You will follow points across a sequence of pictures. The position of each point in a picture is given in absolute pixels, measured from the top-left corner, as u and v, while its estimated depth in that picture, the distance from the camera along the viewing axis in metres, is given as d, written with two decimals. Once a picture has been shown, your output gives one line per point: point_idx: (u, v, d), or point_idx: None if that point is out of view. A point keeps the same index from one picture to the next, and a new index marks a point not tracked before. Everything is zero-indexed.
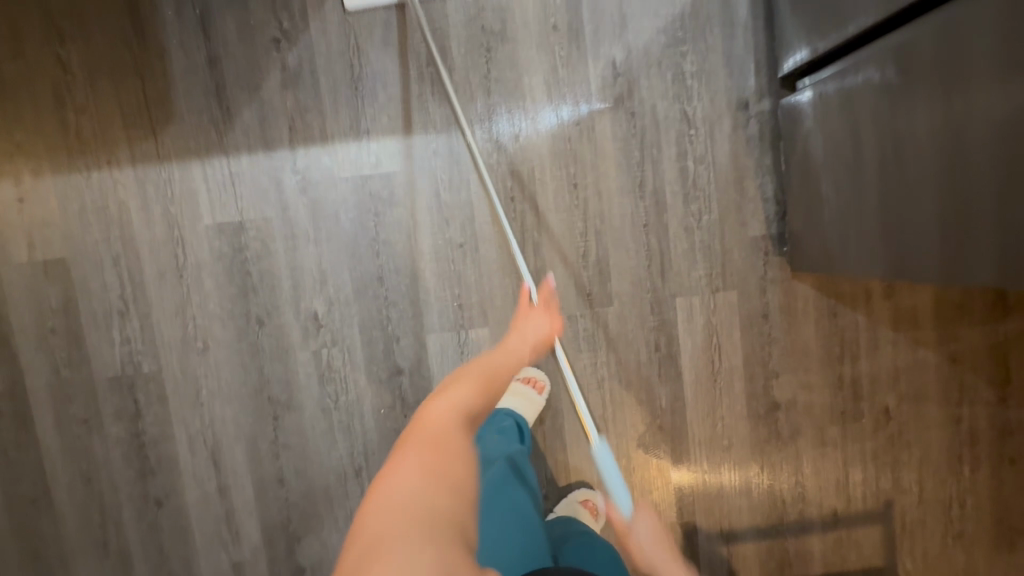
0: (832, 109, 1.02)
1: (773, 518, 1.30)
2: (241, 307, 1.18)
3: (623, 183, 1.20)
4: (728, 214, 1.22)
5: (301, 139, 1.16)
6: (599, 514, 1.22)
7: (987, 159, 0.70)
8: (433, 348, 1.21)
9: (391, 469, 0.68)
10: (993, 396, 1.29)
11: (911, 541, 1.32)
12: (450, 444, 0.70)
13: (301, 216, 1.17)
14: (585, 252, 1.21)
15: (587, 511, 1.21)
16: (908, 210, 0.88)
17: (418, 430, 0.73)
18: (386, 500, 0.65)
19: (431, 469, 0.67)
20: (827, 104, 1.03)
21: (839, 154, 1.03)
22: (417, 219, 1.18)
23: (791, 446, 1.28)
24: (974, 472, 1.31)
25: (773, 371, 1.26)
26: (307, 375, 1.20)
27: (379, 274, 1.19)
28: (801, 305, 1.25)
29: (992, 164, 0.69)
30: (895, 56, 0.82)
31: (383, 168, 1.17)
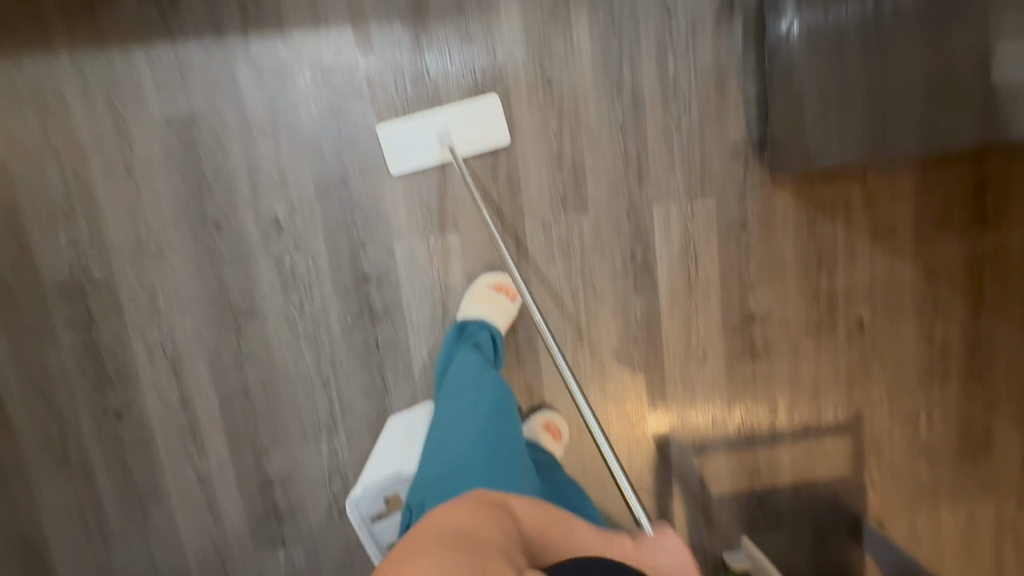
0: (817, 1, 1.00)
1: (746, 430, 1.31)
2: (197, 209, 1.12)
3: (600, 81, 1.15)
4: (708, 117, 1.18)
5: (255, 26, 1.08)
6: (559, 436, 1.22)
7: (967, 48, 0.81)
8: (401, 255, 1.16)
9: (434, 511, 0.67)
10: (966, 310, 1.29)
11: (877, 453, 1.35)
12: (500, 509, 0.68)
13: (258, 111, 1.10)
14: (559, 156, 1.16)
15: (548, 435, 1.20)
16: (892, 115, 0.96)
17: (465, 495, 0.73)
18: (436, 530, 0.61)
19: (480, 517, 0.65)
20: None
21: None
22: (383, 118, 1.12)
23: (765, 359, 1.28)
24: (943, 385, 1.32)
25: (749, 282, 1.24)
26: (269, 282, 1.15)
27: (343, 175, 1.13)
28: (779, 214, 1.22)
29: (974, 50, 0.80)
30: None
31: (345, 59, 1.10)
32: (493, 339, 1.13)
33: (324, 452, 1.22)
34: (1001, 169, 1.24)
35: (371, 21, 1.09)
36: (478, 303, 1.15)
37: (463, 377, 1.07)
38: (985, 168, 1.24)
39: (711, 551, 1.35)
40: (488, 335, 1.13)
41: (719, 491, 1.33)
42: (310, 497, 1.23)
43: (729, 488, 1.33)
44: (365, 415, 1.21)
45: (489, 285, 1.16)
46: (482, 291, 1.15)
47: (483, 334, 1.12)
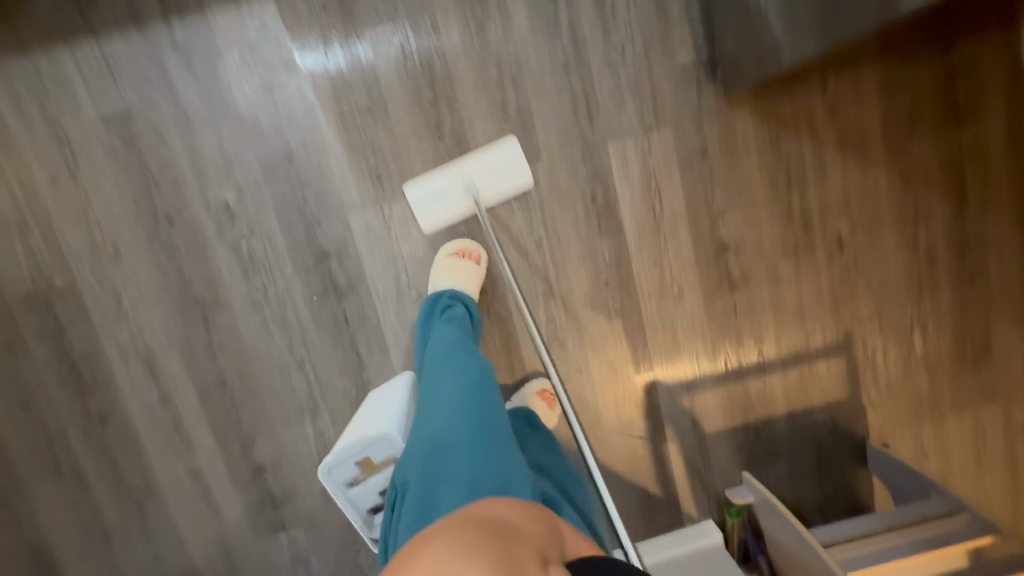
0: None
1: (733, 363, 1.28)
2: (146, 205, 1.11)
3: (536, 20, 1.10)
4: (653, 43, 1.13)
5: (175, 9, 1.05)
6: (554, 405, 1.21)
7: None
8: (357, 227, 1.15)
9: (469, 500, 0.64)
10: (950, 212, 1.24)
11: (873, 371, 1.31)
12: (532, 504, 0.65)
13: (191, 96, 1.08)
14: (503, 104, 1.13)
15: (542, 402, 1.20)
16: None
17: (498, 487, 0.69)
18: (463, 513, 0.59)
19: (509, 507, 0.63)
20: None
21: None
22: (318, 88, 1.09)
23: (744, 289, 1.24)
24: (934, 293, 1.28)
25: (718, 211, 1.20)
26: (230, 270, 1.15)
27: (286, 153, 1.11)
28: (740, 136, 1.18)
29: None
30: None
31: (269, 31, 1.07)
32: (467, 310, 1.08)
33: (310, 434, 1.22)
34: (967, 61, 1.18)
35: None
36: (446, 273, 1.12)
37: (439, 350, 0.97)
38: (951, 61, 1.18)
39: (713, 490, 1.33)
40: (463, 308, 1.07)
41: (714, 428, 1.30)
42: (302, 481, 1.24)
43: (723, 424, 1.31)
44: (344, 391, 1.21)
45: (454, 253, 1.14)
46: (447, 261, 1.13)
47: (456, 306, 1.07)
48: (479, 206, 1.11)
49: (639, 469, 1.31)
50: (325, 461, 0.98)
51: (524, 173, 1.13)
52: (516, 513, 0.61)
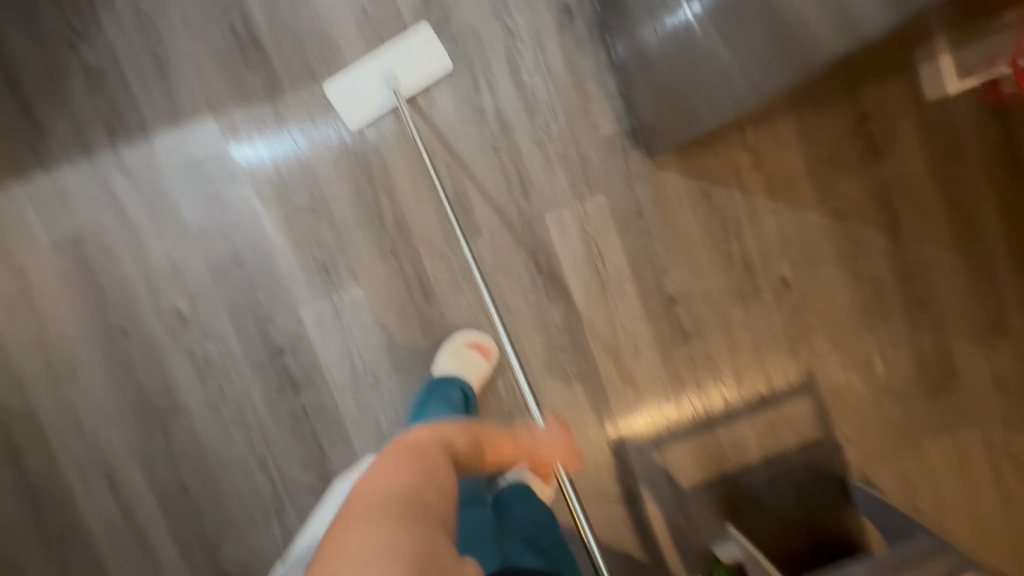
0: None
1: (699, 413, 1.27)
2: (101, 321, 1.14)
3: (462, 110, 1.18)
4: (576, 119, 1.20)
5: (122, 137, 1.12)
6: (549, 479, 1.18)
7: None
8: (309, 320, 1.17)
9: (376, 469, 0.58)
10: (886, 242, 1.28)
11: (843, 407, 1.30)
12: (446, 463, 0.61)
13: (140, 214, 1.13)
14: (441, 189, 1.18)
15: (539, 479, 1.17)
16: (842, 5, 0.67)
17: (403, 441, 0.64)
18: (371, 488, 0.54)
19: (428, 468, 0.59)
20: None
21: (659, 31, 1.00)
22: (262, 193, 1.15)
23: (698, 338, 1.26)
24: (887, 322, 1.29)
25: (661, 266, 1.23)
26: (186, 376, 1.16)
27: (235, 256, 1.15)
28: (671, 193, 1.23)
29: None
30: None
31: (213, 148, 1.14)
32: (464, 394, 1.09)
33: (277, 534, 1.18)
34: (875, 102, 1.25)
35: (231, 107, 1.14)
36: (452, 358, 1.14)
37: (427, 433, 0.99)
38: (860, 104, 1.25)
39: (701, 548, 1.29)
40: (458, 390, 1.08)
41: (691, 482, 1.28)
42: None
43: (699, 477, 1.28)
44: (308, 486, 1.18)
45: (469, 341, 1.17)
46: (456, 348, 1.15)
47: (454, 389, 1.08)
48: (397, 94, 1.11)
49: (621, 534, 1.27)
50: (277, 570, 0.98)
51: (439, 54, 1.14)
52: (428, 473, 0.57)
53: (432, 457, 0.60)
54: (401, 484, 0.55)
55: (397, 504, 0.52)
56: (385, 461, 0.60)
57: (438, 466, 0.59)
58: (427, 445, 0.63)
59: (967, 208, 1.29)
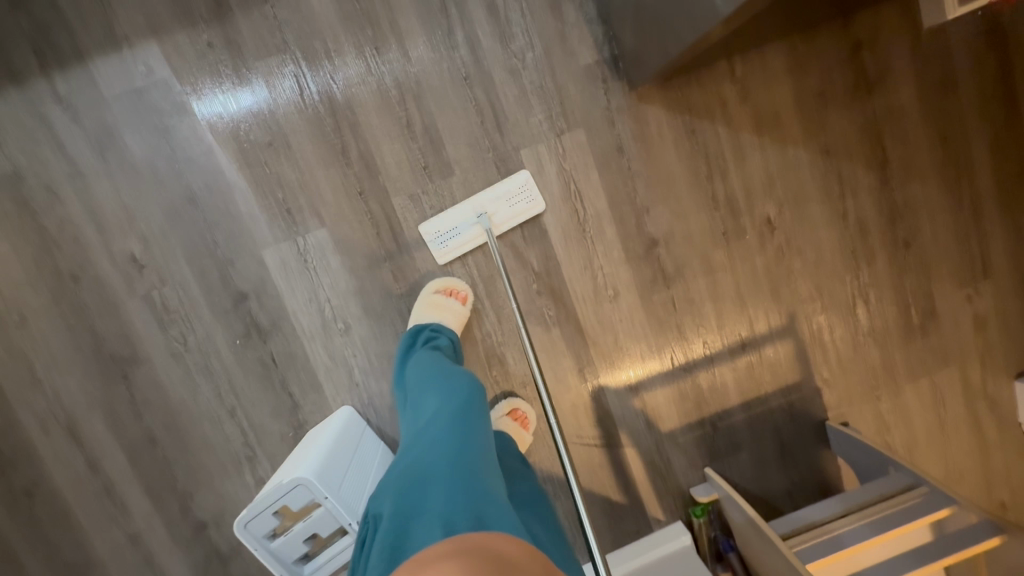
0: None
1: (679, 358, 1.25)
2: (48, 266, 1.07)
3: (429, 36, 1.08)
4: (553, 46, 1.11)
5: (54, 63, 1.02)
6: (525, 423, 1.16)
7: None
8: (273, 264, 1.11)
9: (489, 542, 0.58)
10: (874, 181, 1.24)
11: (824, 350, 1.28)
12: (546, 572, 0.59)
13: (82, 150, 1.04)
14: (408, 123, 1.10)
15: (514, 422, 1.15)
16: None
17: None
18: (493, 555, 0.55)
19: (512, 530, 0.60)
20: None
21: None
22: (214, 126, 1.06)
23: (679, 282, 1.22)
24: (871, 264, 1.27)
25: (643, 206, 1.18)
26: (144, 323, 1.10)
27: (189, 196, 1.07)
28: (654, 128, 1.16)
29: None
30: None
31: (156, 76, 1.04)
32: (452, 343, 1.04)
33: (250, 483, 1.16)
34: (868, 32, 1.19)
35: (174, 30, 1.03)
36: (427, 309, 1.08)
37: (420, 376, 0.92)
38: (853, 33, 1.18)
39: (679, 489, 1.29)
40: (448, 341, 1.03)
41: (670, 427, 1.27)
42: None
43: (678, 421, 1.28)
44: (280, 433, 1.16)
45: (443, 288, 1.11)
46: (428, 297, 1.09)
47: (441, 339, 1.03)
48: (492, 233, 1.10)
49: (600, 477, 1.27)
50: (241, 516, 0.94)
51: (536, 197, 1.13)
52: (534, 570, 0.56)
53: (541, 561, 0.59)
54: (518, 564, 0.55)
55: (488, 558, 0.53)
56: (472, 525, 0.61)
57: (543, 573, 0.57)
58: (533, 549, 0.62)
59: (957, 144, 1.25)
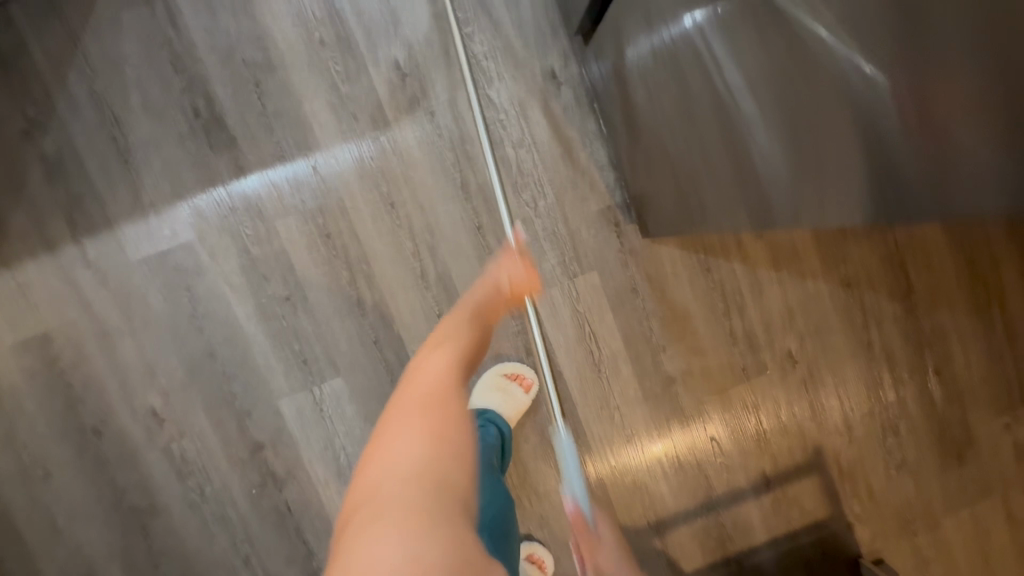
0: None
1: (701, 495, 1.21)
2: (72, 421, 1.09)
3: (444, 188, 1.10)
4: (565, 193, 1.12)
5: (86, 230, 1.06)
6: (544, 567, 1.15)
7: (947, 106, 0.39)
8: (289, 414, 1.11)
9: (384, 446, 0.56)
10: (900, 310, 1.20)
11: (852, 482, 1.23)
12: (457, 408, 0.58)
13: (108, 311, 1.08)
14: (422, 272, 1.11)
15: (534, 567, 1.14)
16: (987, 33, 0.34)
17: (409, 390, 0.61)
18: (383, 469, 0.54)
19: (438, 433, 0.55)
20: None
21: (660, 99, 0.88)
22: (234, 284, 1.09)
23: (697, 417, 1.19)
24: (899, 393, 1.22)
25: (659, 345, 1.17)
26: (163, 474, 1.11)
27: (209, 350, 1.09)
28: (667, 267, 1.15)
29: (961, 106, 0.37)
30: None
31: (180, 238, 1.07)
32: (501, 435, 0.99)
33: None
34: None
35: (197, 194, 1.07)
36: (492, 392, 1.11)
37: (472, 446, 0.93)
38: None
39: None
40: (495, 428, 0.99)
41: (694, 566, 1.22)
42: None
43: (701, 560, 1.22)
44: None
45: (504, 371, 1.14)
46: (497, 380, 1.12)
47: (491, 429, 0.99)
48: None
49: None
50: None
51: None
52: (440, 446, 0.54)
53: (441, 417, 0.57)
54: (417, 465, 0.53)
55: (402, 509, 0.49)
56: (399, 430, 0.56)
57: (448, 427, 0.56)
58: (436, 389, 0.60)
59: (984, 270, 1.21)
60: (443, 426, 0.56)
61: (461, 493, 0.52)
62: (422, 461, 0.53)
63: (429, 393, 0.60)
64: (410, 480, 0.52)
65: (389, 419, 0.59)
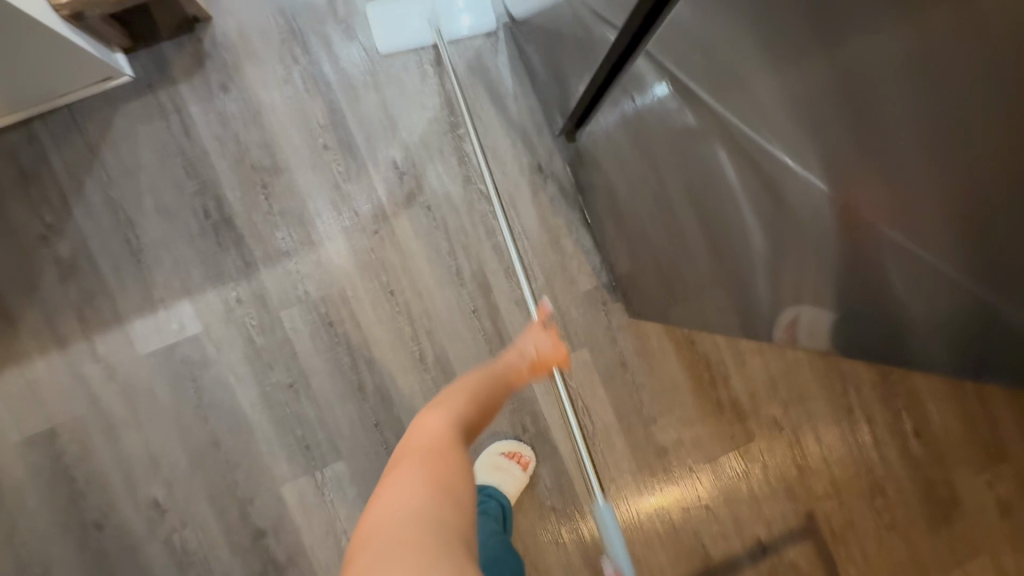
0: (670, 65, 0.68)
1: (699, 564, 1.22)
2: (74, 516, 1.10)
3: (440, 275, 1.16)
4: (555, 276, 1.20)
5: (96, 327, 1.11)
6: None
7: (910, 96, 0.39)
8: (291, 499, 1.13)
9: (388, 485, 0.57)
10: (875, 375, 1.28)
11: (845, 546, 1.26)
12: (455, 459, 0.60)
13: (114, 403, 1.11)
14: (421, 355, 1.16)
15: None
16: (937, 97, 0.37)
17: (407, 447, 0.63)
18: (384, 518, 0.53)
19: (437, 479, 0.57)
20: (664, 67, 0.70)
21: (637, 199, 0.97)
22: (239, 373, 1.13)
23: (689, 485, 1.22)
24: (882, 455, 1.27)
25: (650, 417, 1.22)
26: (163, 566, 1.11)
27: (213, 439, 1.12)
28: (654, 342, 1.22)
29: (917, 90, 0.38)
30: (718, 133, 0.65)
31: (187, 330, 1.12)
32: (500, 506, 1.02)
33: None
34: None
35: (206, 289, 1.13)
36: (490, 470, 1.13)
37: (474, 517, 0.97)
38: None
39: None
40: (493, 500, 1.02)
41: None
42: None
43: None
44: None
45: (501, 451, 1.17)
46: (495, 458, 1.15)
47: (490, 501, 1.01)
48: None
49: None
50: None
51: None
52: (444, 491, 0.55)
53: (442, 465, 0.58)
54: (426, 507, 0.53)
55: (414, 538, 0.49)
56: (402, 475, 0.58)
57: (451, 471, 0.58)
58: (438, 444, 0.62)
59: None
60: (445, 471, 0.58)
61: (459, 535, 0.52)
62: (424, 506, 0.53)
63: (429, 441, 0.62)
64: (415, 525, 0.51)
65: (392, 471, 0.60)
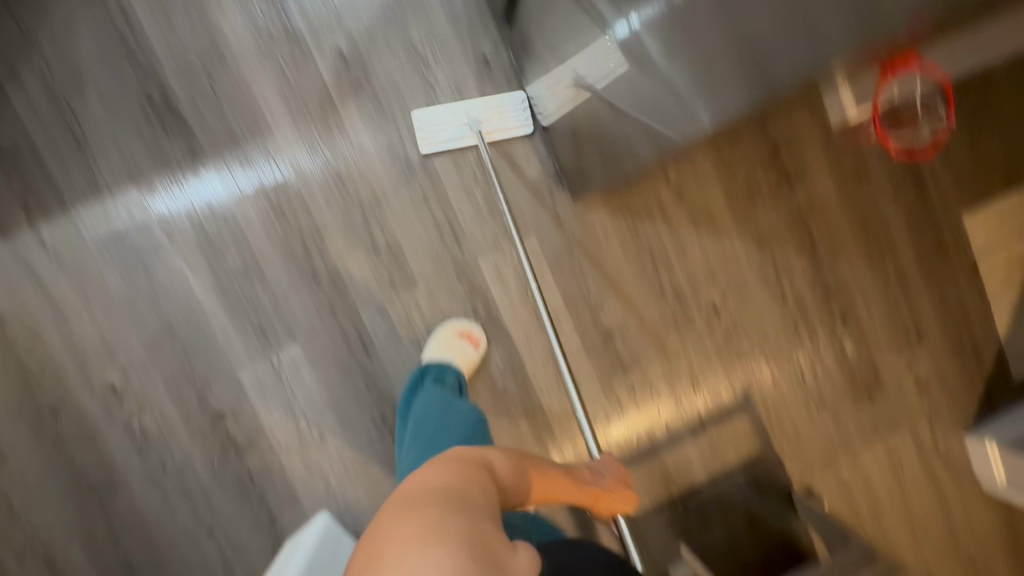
0: None
1: (644, 440, 1.30)
2: (29, 403, 1.11)
3: (389, 165, 1.19)
4: (502, 166, 1.24)
5: (42, 216, 1.11)
6: None
7: None
8: (248, 384, 1.16)
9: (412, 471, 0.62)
10: (807, 263, 1.36)
11: (779, 422, 1.36)
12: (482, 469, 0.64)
13: (64, 291, 1.11)
14: (373, 242, 1.19)
15: None
16: None
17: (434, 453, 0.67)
18: (407, 491, 0.58)
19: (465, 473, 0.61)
20: None
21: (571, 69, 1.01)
22: (191, 261, 1.14)
23: (635, 368, 1.30)
24: (813, 337, 1.37)
25: (596, 302, 1.28)
26: (123, 450, 1.14)
27: (167, 326, 1.14)
28: (599, 231, 1.27)
29: None
30: None
31: (137, 219, 1.13)
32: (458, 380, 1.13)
33: None
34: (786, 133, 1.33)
35: (152, 178, 1.13)
36: (443, 347, 1.16)
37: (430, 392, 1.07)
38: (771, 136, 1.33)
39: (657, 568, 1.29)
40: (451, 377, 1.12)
41: (641, 506, 1.30)
42: None
43: (648, 501, 1.30)
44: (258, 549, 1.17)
45: (455, 331, 1.18)
46: (447, 337, 1.17)
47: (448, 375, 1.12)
48: None
49: None
50: None
51: None
52: (470, 479, 0.60)
53: (470, 468, 0.63)
54: (445, 485, 0.58)
55: (439, 496, 0.55)
56: (427, 467, 0.63)
57: (476, 473, 0.63)
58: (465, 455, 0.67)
59: (878, 225, 1.39)
60: (474, 472, 0.63)
61: (481, 511, 0.56)
62: (449, 484, 0.58)
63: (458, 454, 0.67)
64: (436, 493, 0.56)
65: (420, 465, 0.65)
